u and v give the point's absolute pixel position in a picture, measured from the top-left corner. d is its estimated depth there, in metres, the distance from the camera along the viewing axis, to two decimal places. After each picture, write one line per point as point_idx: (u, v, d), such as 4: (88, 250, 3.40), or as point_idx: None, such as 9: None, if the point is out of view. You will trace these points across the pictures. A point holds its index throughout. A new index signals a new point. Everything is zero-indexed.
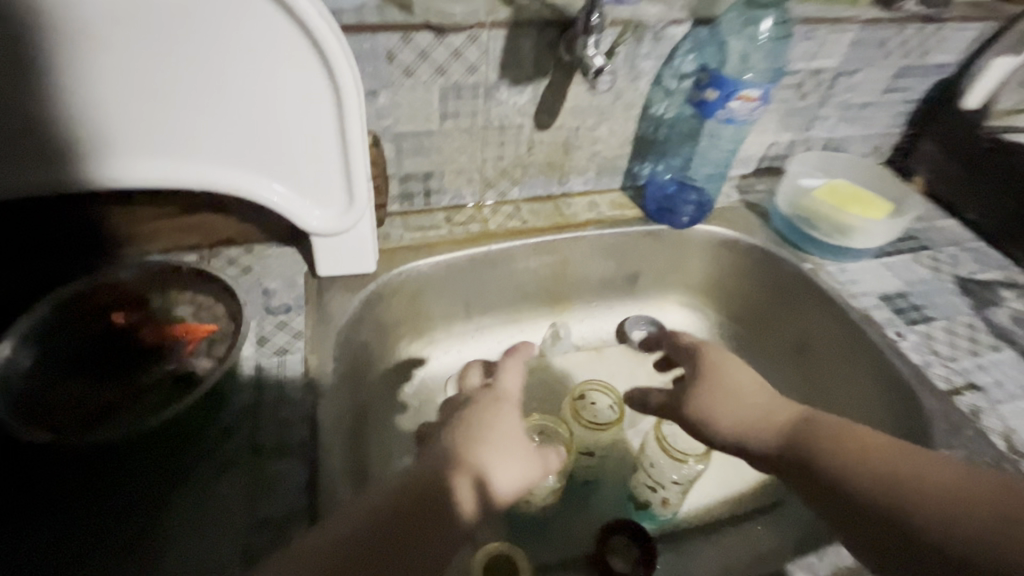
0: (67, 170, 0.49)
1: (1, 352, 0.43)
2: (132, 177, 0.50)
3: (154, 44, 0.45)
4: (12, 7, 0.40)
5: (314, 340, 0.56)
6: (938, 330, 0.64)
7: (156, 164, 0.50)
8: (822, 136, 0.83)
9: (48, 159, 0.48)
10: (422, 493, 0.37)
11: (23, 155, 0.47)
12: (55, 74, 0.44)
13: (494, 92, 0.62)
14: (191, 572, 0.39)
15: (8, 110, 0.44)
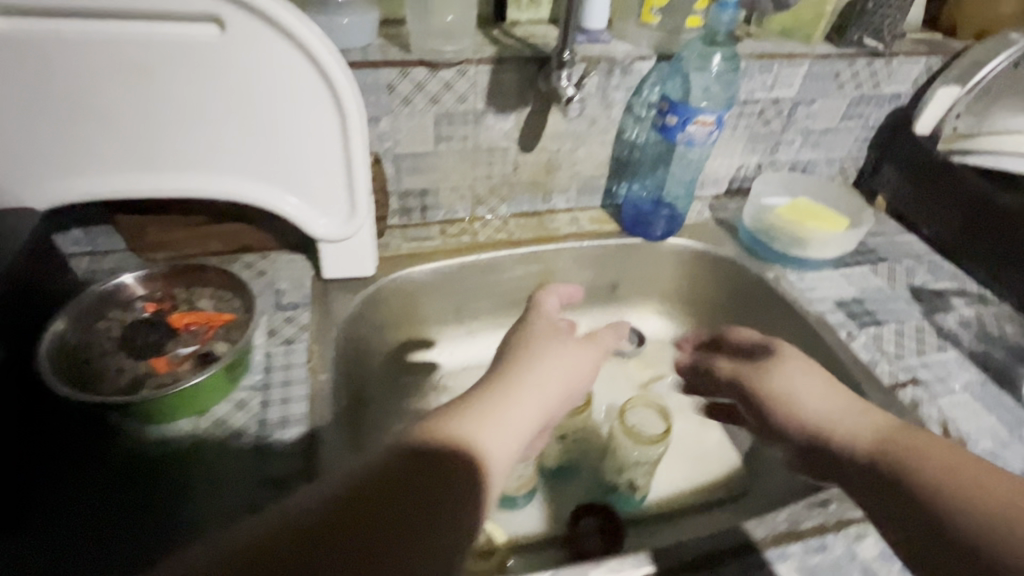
0: (116, 181, 0.58)
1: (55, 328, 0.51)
2: (168, 187, 0.59)
3: (193, 74, 0.55)
4: (89, 45, 0.51)
5: (318, 331, 0.63)
6: (888, 332, 0.70)
7: (188, 176, 0.59)
8: (788, 160, 0.90)
9: (102, 171, 0.57)
10: (425, 464, 0.35)
11: (81, 166, 0.57)
12: (116, 99, 0.54)
13: (481, 119, 0.71)
14: (206, 515, 0.46)
15: (75, 128, 0.54)
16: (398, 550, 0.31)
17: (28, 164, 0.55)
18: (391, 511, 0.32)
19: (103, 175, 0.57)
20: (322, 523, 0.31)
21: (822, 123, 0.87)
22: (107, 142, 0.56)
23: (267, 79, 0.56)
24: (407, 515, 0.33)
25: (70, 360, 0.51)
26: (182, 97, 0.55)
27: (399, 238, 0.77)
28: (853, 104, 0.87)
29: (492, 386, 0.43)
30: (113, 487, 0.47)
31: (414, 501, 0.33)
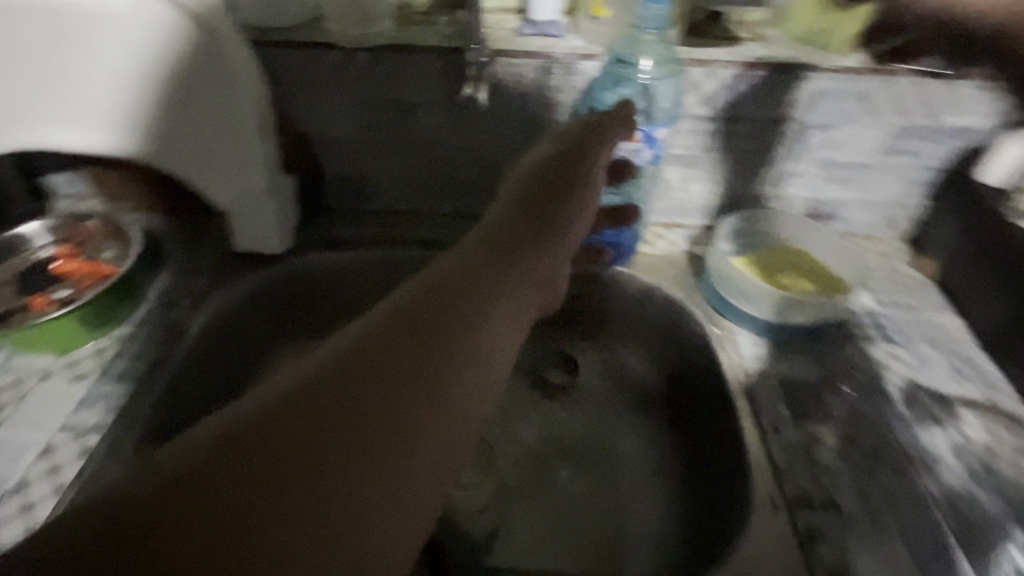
0: (58, 142, 0.65)
1: None
2: (96, 148, 0.65)
3: (110, 46, 0.60)
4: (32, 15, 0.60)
5: (204, 300, 0.65)
6: (833, 436, 0.55)
7: (110, 141, 0.64)
8: (805, 197, 0.72)
9: (48, 131, 0.65)
10: (433, 301, 0.41)
11: (34, 127, 0.65)
12: (54, 65, 0.62)
13: (407, 111, 0.67)
14: (28, 440, 0.51)
15: (28, 90, 0.63)
16: (425, 378, 0.37)
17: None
18: (400, 359, 0.37)
19: (47, 129, 0.65)
20: (351, 380, 0.35)
21: (852, 155, 0.69)
22: (49, 99, 0.64)
23: (166, 48, 0.59)
24: (429, 363, 0.38)
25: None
26: (99, 62, 0.61)
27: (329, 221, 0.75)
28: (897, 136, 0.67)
29: (490, 262, 0.46)
30: None
31: (450, 312, 0.41)
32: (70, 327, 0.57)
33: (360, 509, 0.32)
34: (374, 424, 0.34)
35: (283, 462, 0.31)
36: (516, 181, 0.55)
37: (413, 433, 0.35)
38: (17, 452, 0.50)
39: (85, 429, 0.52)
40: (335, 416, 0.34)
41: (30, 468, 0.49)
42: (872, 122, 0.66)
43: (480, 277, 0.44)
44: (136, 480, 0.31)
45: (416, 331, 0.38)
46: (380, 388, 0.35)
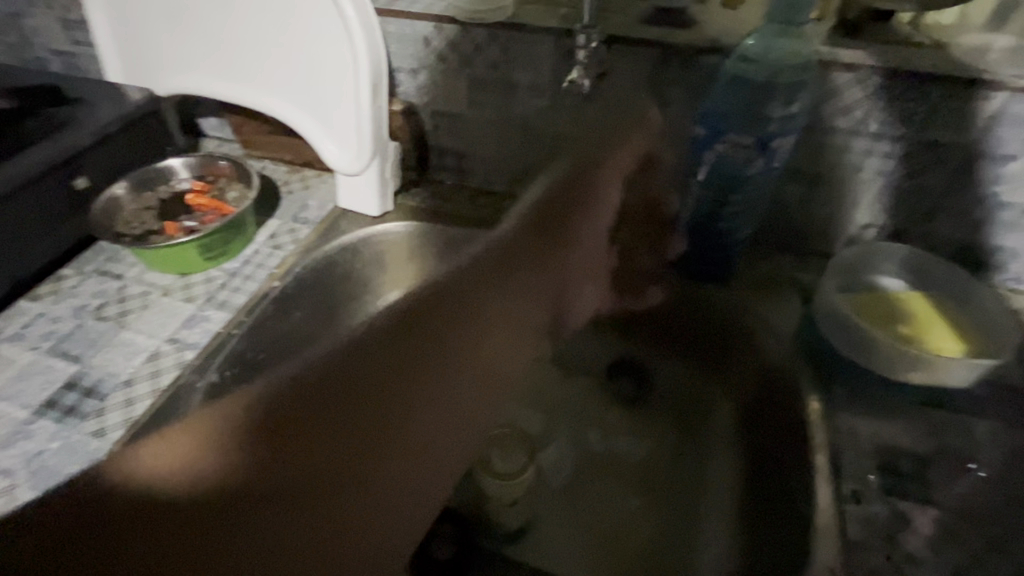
0: (210, 90, 0.74)
1: (121, 188, 0.69)
2: (243, 100, 0.73)
3: (265, 9, 0.66)
4: None
5: (304, 247, 0.70)
6: (926, 523, 0.47)
7: (255, 95, 0.72)
8: (955, 239, 0.61)
9: (206, 80, 0.74)
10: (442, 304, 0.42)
11: (195, 74, 0.74)
12: (217, 22, 0.69)
13: (515, 91, 0.66)
14: (142, 343, 0.59)
15: (195, 42, 0.72)
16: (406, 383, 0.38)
17: (169, 61, 0.74)
18: (411, 350, 0.39)
19: (198, 79, 0.74)
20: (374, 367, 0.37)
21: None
22: (201, 51, 0.72)
23: (306, 15, 0.63)
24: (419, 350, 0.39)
25: (119, 208, 0.68)
26: (247, 25, 0.68)
27: (426, 191, 0.77)
28: None
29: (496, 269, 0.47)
30: (98, 299, 0.63)
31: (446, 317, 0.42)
32: (190, 254, 0.64)
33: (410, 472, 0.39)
34: (382, 415, 0.37)
35: (280, 456, 0.31)
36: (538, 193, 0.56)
37: (427, 410, 0.39)
38: (131, 353, 0.58)
39: (185, 345, 0.59)
40: (362, 404, 0.35)
41: (139, 368, 0.57)
42: None
43: (496, 275, 0.47)
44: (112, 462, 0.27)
45: (440, 333, 0.41)
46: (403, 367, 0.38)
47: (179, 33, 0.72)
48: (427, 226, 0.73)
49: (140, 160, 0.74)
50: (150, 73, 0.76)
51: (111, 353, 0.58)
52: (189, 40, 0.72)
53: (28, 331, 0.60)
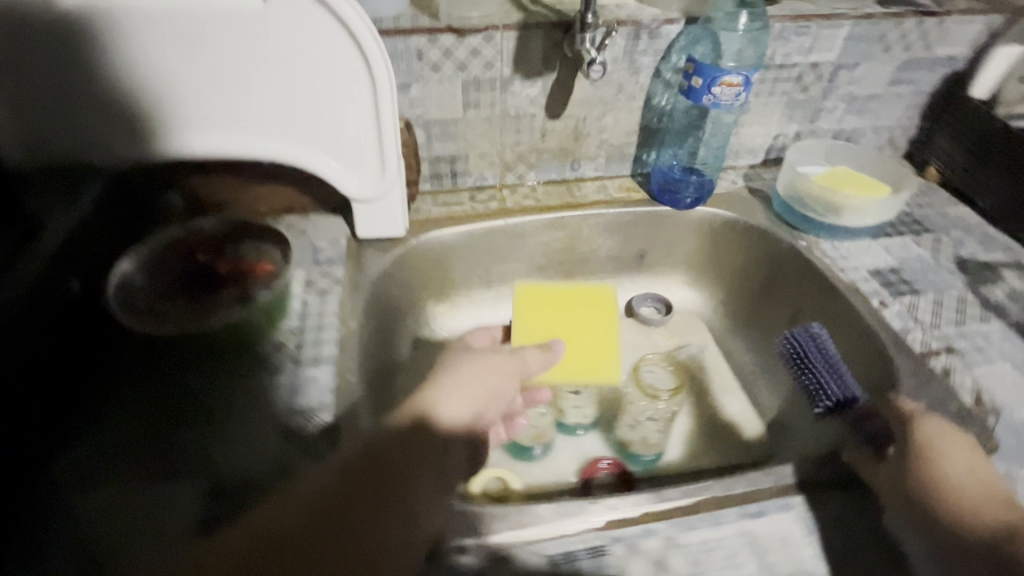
0: (148, 146, 0.62)
1: (122, 270, 0.59)
2: (201, 148, 0.63)
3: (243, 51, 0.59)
4: (131, 18, 0.55)
5: (351, 284, 0.68)
6: (925, 301, 0.68)
7: (219, 140, 0.63)
8: (829, 128, 0.87)
9: (138, 135, 0.61)
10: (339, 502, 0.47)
11: (120, 131, 0.60)
12: (157, 67, 0.58)
13: (509, 86, 0.73)
14: (251, 437, 0.52)
15: (115, 94, 0.58)
16: None
17: (83, 124, 0.59)
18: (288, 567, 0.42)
19: (148, 144, 0.62)
20: (341, 481, 0.49)
21: (869, 89, 0.83)
22: (149, 106, 0.60)
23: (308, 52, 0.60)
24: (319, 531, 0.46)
25: (131, 292, 0.58)
26: (222, 56, 0.59)
27: (428, 203, 0.80)
28: (901, 68, 0.82)
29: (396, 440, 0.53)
30: (163, 411, 0.53)
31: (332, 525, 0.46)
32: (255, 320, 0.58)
33: None
34: None
35: None
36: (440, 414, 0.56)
37: None
38: (257, 441, 0.52)
39: (312, 410, 0.54)
40: None
41: (281, 452, 0.51)
42: (882, 58, 0.81)
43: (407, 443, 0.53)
44: None
45: (380, 471, 0.50)
46: None
47: (117, 78, 0.58)
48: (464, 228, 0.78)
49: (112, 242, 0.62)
50: (61, 143, 0.60)
51: (234, 450, 0.51)
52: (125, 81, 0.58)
53: (110, 469, 0.48)
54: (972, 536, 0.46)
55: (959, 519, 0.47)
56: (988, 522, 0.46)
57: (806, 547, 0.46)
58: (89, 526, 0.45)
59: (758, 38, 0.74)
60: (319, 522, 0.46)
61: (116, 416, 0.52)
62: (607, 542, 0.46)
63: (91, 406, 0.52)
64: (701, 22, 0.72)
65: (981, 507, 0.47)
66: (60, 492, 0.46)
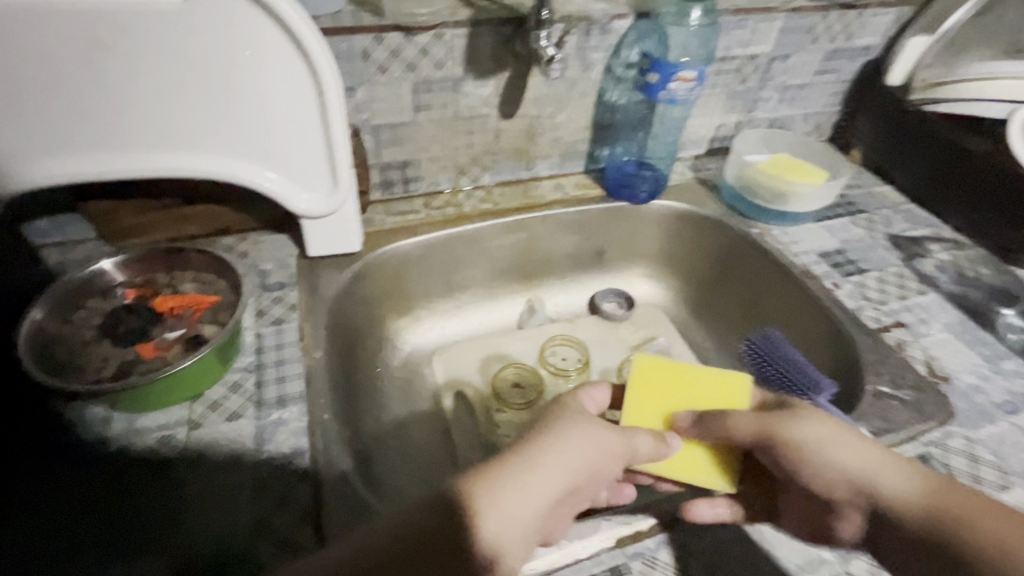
0: (47, 166, 0.53)
1: (34, 317, 0.50)
2: (118, 168, 0.55)
3: (167, 58, 0.51)
4: (22, 19, 0.46)
5: (308, 310, 0.62)
6: (870, 279, 0.72)
7: (140, 158, 0.55)
8: (766, 117, 0.90)
9: (35, 154, 0.52)
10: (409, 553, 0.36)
11: (13, 151, 0.51)
12: (58, 76, 0.49)
13: (460, 85, 0.70)
14: (212, 497, 0.46)
15: (6, 107, 0.49)
16: None
17: None
18: None
19: (51, 167, 0.53)
20: (376, 548, 0.36)
21: (801, 79, 0.88)
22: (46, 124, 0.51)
23: (243, 58, 0.53)
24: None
25: (48, 342, 0.50)
26: (140, 63, 0.51)
27: (380, 213, 0.75)
28: (826, 58, 0.87)
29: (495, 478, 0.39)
30: (103, 480, 0.46)
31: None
32: (206, 362, 0.51)
33: None
34: None
35: None
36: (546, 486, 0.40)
37: None
38: (223, 501, 0.45)
39: (284, 457, 0.49)
40: None
41: (257, 509, 0.45)
42: (811, 49, 0.85)
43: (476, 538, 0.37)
44: None
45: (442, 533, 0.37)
46: None
47: (4, 93, 0.49)
48: (421, 238, 0.73)
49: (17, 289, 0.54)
50: None
51: (197, 513, 0.44)
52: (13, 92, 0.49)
53: (51, 556, 0.42)
54: (979, 541, 0.38)
55: (956, 531, 0.39)
56: (1007, 523, 0.38)
57: (810, 535, 0.47)
58: None
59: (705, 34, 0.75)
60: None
61: (49, 499, 0.45)
62: (623, 561, 0.45)
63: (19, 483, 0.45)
64: (651, 18, 0.72)
65: (930, 500, 0.41)
66: None
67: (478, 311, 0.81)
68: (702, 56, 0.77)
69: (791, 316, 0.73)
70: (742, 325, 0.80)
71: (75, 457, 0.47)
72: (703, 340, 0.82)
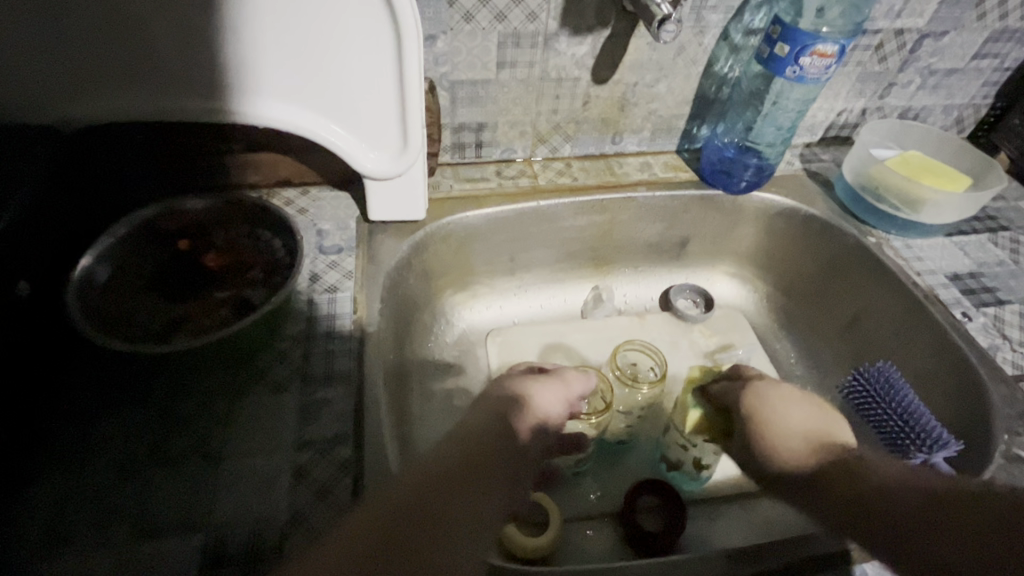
0: (116, 100, 0.50)
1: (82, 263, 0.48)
2: (183, 109, 0.51)
3: None
4: None
5: (364, 279, 0.57)
6: (1011, 314, 0.61)
7: (204, 100, 0.51)
8: (899, 105, 0.77)
9: (103, 87, 0.49)
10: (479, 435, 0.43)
11: (82, 80, 0.49)
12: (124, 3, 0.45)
13: (552, 42, 0.61)
14: (250, 477, 0.43)
15: (73, 33, 0.46)
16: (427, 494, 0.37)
17: (34, 70, 0.47)
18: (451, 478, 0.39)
19: (120, 102, 0.51)
20: (412, 483, 0.38)
21: (953, 63, 0.73)
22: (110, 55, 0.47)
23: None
24: (461, 459, 0.41)
25: (97, 291, 0.48)
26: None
27: (448, 178, 0.69)
28: (990, 39, 0.72)
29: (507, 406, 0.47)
30: (142, 444, 0.44)
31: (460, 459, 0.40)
32: (254, 333, 0.48)
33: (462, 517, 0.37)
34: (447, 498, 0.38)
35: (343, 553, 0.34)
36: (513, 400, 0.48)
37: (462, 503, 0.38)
38: (262, 482, 0.43)
39: (327, 442, 0.45)
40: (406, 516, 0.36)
41: (295, 497, 0.42)
42: (973, 27, 0.70)
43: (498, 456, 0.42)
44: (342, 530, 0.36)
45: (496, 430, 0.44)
46: (450, 489, 0.38)
47: (67, 19, 0.45)
48: (489, 211, 0.67)
49: (74, 231, 0.52)
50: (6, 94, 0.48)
51: (237, 490, 0.42)
52: (78, 17, 0.45)
53: (81, 519, 0.40)
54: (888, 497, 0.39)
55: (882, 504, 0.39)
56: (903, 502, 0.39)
57: None
58: None
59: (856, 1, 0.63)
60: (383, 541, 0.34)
61: (84, 457, 0.43)
62: None
63: (57, 435, 0.44)
64: None
65: (812, 456, 0.44)
66: (19, 550, 0.39)
67: (540, 294, 0.75)
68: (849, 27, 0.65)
69: (903, 343, 0.63)
70: (838, 344, 0.70)
71: (115, 414, 0.45)
72: (787, 355, 0.73)
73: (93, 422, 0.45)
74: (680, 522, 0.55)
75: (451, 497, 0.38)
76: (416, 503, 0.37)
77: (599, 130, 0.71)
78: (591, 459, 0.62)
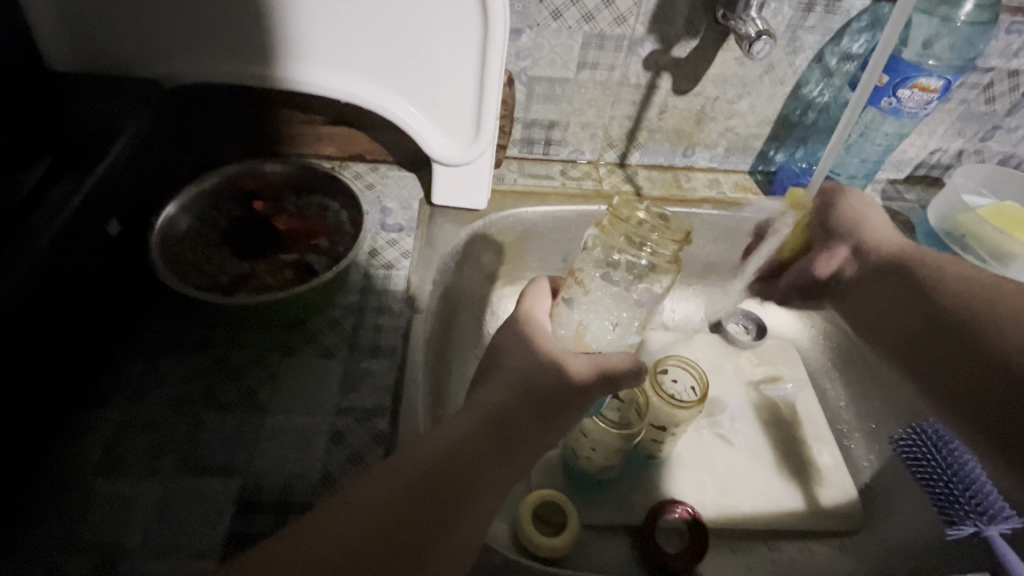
0: (220, 64, 0.54)
1: (169, 212, 0.52)
2: (282, 78, 0.55)
3: None
4: None
5: (419, 261, 0.59)
6: None
7: (301, 71, 0.54)
8: (1001, 151, 0.71)
9: (213, 51, 0.53)
10: (497, 424, 0.40)
11: (194, 41, 0.53)
12: None
13: (637, 48, 0.61)
14: (289, 433, 0.45)
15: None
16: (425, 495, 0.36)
17: (157, 27, 0.52)
18: (451, 473, 0.38)
19: (216, 64, 0.54)
20: (404, 476, 0.37)
21: None
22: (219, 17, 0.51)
23: None
24: (473, 450, 0.39)
25: (177, 239, 0.52)
26: None
27: (512, 171, 0.70)
28: None
29: (540, 404, 0.42)
30: (197, 386, 0.47)
31: (473, 458, 0.38)
32: (311, 298, 0.50)
33: (455, 524, 0.36)
34: (443, 506, 0.36)
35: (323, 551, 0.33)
36: (541, 368, 0.43)
37: (462, 506, 0.37)
38: (300, 438, 0.45)
39: (366, 412, 0.47)
40: (399, 524, 0.35)
41: (329, 459, 0.44)
42: None
43: (511, 454, 0.40)
44: (326, 514, 0.35)
45: (522, 415, 0.41)
46: (447, 488, 0.37)
47: None
48: (549, 209, 0.67)
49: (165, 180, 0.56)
50: (129, 48, 0.53)
51: (278, 445, 0.44)
52: None
53: (137, 443, 0.44)
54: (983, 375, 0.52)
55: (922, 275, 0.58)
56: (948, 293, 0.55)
57: None
58: (106, 516, 0.40)
59: (971, 36, 0.59)
60: (365, 547, 0.34)
61: (148, 391, 0.47)
62: None
63: (128, 367, 0.48)
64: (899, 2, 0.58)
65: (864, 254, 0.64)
66: (82, 464, 0.42)
67: None
68: (960, 61, 0.61)
69: None
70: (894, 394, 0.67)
71: (181, 355, 0.49)
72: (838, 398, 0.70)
73: (161, 360, 0.49)
74: (698, 551, 0.54)
75: (446, 501, 0.37)
76: (414, 506, 0.36)
77: (672, 142, 0.70)
78: (619, 469, 0.60)
